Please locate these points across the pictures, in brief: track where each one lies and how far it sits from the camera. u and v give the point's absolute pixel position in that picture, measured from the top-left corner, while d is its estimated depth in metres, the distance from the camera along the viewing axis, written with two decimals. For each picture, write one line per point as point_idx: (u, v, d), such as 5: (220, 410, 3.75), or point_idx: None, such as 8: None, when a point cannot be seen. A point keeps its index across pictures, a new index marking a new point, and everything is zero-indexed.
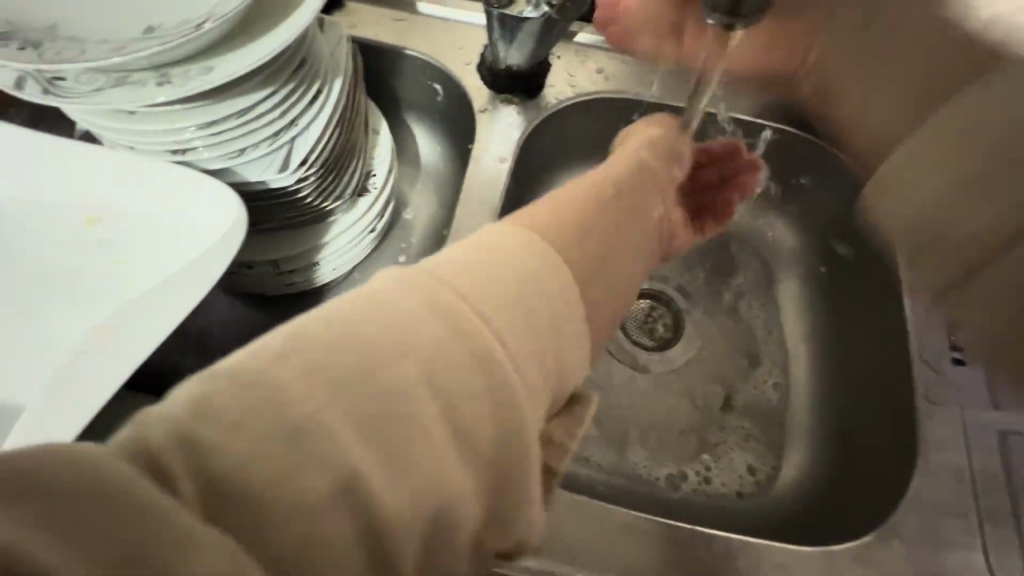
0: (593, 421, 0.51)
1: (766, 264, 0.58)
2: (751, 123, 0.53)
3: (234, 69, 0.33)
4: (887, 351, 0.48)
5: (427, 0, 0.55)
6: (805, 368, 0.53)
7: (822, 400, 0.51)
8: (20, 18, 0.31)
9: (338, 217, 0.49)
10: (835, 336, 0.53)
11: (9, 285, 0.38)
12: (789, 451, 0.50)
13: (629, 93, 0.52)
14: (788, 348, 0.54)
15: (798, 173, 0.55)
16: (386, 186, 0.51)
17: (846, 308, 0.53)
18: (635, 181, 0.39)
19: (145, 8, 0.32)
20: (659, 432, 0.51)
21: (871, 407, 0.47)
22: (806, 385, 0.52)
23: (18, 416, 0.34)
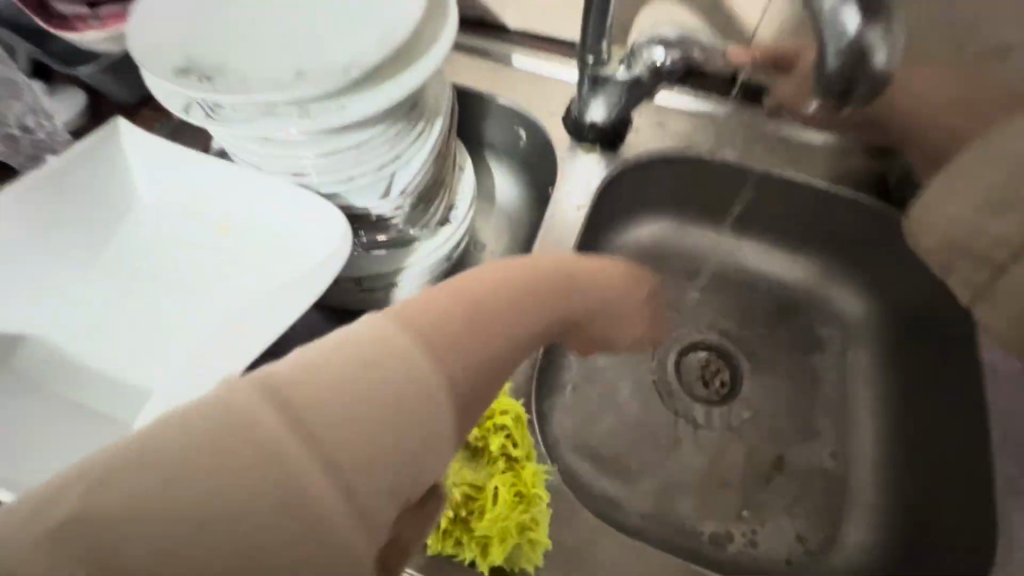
0: (641, 467, 0.51)
1: (830, 329, 0.57)
2: (829, 189, 0.53)
3: (363, 109, 0.37)
4: (964, 432, 0.46)
5: (520, 53, 0.59)
6: (866, 440, 0.52)
7: (885, 475, 0.50)
8: (199, 56, 0.37)
9: (420, 242, 0.52)
10: (902, 410, 0.52)
11: (145, 278, 0.43)
12: (845, 525, 0.49)
13: (705, 151, 0.54)
14: (850, 416, 0.53)
15: (870, 242, 0.54)
16: (465, 220, 0.54)
17: (917, 382, 0.51)
18: (511, 294, 0.27)
19: (296, 52, 0.38)
20: (707, 487, 0.50)
21: (945, 489, 0.45)
22: (867, 457, 0.51)
23: (147, 396, 0.39)
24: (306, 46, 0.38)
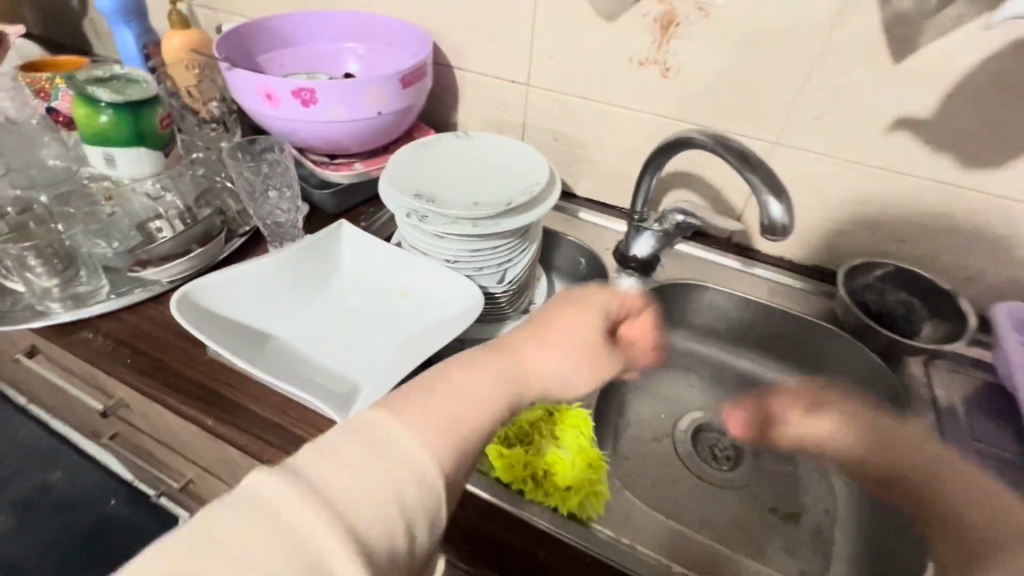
0: (666, 507, 0.66)
1: None
2: (796, 316, 0.76)
3: (508, 226, 0.63)
4: None
5: (585, 212, 0.89)
6: (844, 505, 0.67)
7: (859, 531, 0.64)
8: (421, 188, 0.65)
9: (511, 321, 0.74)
10: (867, 482, 0.67)
11: (347, 316, 0.65)
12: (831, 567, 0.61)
13: (710, 284, 0.80)
14: (831, 489, 0.68)
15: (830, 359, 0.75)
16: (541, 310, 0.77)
17: None
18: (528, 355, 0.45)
19: (474, 191, 0.66)
20: (718, 528, 0.65)
21: (896, 525, 0.58)
22: (845, 517, 0.65)
23: (349, 384, 0.57)
24: (479, 189, 0.66)
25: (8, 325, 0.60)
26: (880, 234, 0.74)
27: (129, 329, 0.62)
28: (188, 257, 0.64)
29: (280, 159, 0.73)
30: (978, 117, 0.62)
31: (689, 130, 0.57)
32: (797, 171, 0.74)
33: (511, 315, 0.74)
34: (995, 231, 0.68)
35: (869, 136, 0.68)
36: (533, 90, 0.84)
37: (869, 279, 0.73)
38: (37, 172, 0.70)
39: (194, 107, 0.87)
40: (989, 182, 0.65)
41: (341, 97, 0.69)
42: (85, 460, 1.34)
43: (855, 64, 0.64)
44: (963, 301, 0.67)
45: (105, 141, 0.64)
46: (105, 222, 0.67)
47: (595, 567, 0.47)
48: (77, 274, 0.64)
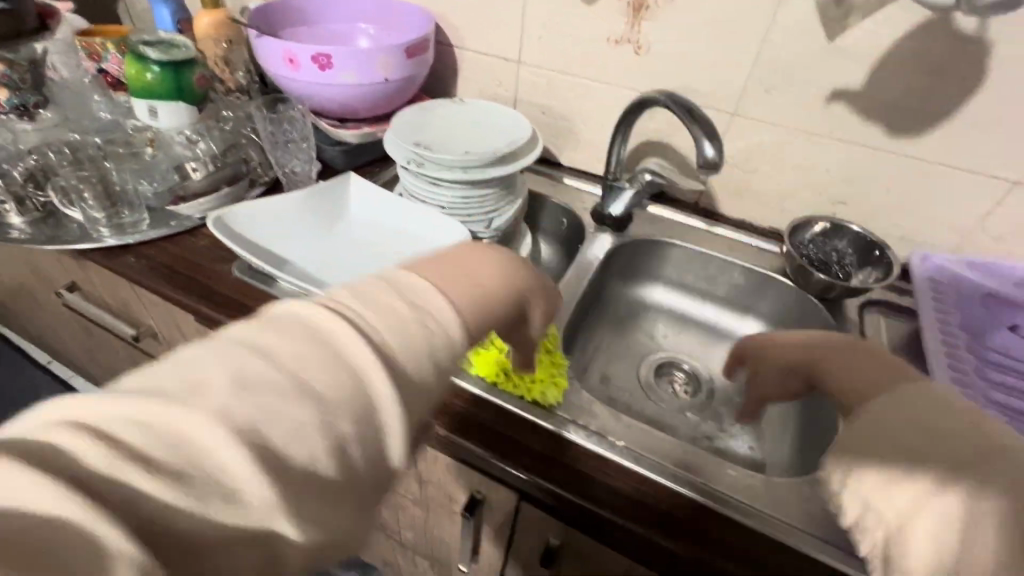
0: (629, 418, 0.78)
1: None
2: (745, 266, 0.86)
3: (493, 173, 0.73)
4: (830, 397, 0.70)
5: (568, 177, 0.99)
6: (777, 423, 0.78)
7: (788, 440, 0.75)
8: (419, 141, 0.75)
9: None
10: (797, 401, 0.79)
11: (358, 248, 0.75)
12: (764, 470, 0.73)
13: (676, 240, 0.89)
14: (768, 410, 0.80)
15: (771, 303, 0.86)
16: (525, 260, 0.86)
17: (809, 386, 0.78)
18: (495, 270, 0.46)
19: (465, 145, 0.76)
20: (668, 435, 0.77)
21: (825, 428, 0.69)
22: (777, 432, 0.77)
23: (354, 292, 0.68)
24: (469, 144, 0.76)
25: (64, 245, 0.70)
26: (826, 197, 0.84)
27: (160, 250, 0.71)
28: (219, 194, 0.75)
29: (296, 116, 0.84)
30: (901, 88, 0.72)
31: (651, 90, 0.67)
32: (752, 140, 0.84)
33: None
34: (923, 192, 0.78)
35: (812, 108, 0.78)
36: (524, 67, 0.94)
37: (810, 236, 0.81)
38: (89, 122, 0.82)
39: (222, 78, 0.96)
40: (913, 147, 0.75)
41: (353, 63, 0.80)
42: None
43: (799, 41, 0.74)
44: (891, 251, 0.77)
45: (149, 94, 0.75)
46: (147, 164, 0.78)
47: (555, 442, 0.57)
48: (122, 211, 0.74)
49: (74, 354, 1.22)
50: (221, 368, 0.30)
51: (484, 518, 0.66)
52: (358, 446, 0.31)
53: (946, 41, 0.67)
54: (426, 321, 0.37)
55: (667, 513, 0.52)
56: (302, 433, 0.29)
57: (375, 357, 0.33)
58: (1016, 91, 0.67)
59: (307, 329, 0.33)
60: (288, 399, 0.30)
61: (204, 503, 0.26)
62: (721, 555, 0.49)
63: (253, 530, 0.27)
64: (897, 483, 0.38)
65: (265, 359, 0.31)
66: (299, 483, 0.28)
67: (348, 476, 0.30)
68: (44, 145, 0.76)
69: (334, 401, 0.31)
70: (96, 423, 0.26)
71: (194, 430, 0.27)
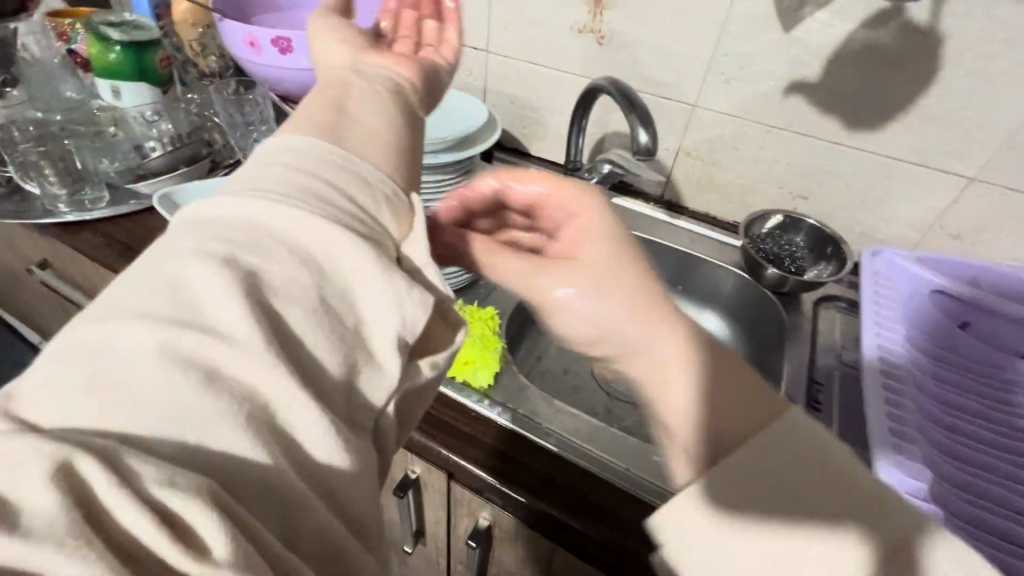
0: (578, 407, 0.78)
1: None
2: (701, 258, 0.86)
3: (446, 159, 0.73)
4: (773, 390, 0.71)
5: (536, 168, 0.99)
6: None
7: None
8: None
9: None
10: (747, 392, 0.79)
11: None
12: None
13: (638, 232, 0.89)
14: None
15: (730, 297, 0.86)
16: None
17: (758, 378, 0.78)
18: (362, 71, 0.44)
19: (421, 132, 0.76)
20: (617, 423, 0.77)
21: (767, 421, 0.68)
22: None
23: None
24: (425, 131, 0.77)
25: (22, 220, 0.71)
26: (787, 191, 0.84)
27: (116, 228, 0.72)
28: (175, 174, 0.76)
29: (263, 102, 0.85)
30: (857, 80, 0.71)
31: (600, 78, 0.67)
32: (714, 132, 0.83)
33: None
34: (883, 188, 0.77)
35: (773, 99, 0.77)
36: (492, 55, 0.94)
37: (767, 228, 0.82)
38: (54, 100, 0.83)
39: (196, 62, 0.96)
40: (871, 141, 0.74)
41: None
42: None
43: (757, 31, 0.73)
44: (845, 245, 0.77)
45: (114, 74, 0.78)
46: (109, 142, 0.79)
47: (482, 422, 0.57)
48: (84, 189, 0.75)
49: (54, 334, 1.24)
50: (133, 283, 0.29)
51: (422, 498, 0.67)
52: (316, 280, 0.30)
53: (900, 32, 0.66)
54: (340, 168, 0.35)
55: (584, 492, 0.52)
56: (229, 295, 0.28)
57: (306, 215, 0.32)
58: (970, 85, 0.66)
59: (215, 217, 0.32)
60: (206, 274, 0.28)
61: (160, 428, 0.25)
62: (639, 538, 0.49)
63: (211, 389, 0.26)
64: (744, 545, 0.32)
65: (179, 255, 0.30)
66: (245, 333, 0.27)
67: (303, 304, 0.30)
68: (9, 122, 0.77)
69: (269, 256, 0.30)
70: (39, 377, 0.26)
71: (116, 352, 0.26)
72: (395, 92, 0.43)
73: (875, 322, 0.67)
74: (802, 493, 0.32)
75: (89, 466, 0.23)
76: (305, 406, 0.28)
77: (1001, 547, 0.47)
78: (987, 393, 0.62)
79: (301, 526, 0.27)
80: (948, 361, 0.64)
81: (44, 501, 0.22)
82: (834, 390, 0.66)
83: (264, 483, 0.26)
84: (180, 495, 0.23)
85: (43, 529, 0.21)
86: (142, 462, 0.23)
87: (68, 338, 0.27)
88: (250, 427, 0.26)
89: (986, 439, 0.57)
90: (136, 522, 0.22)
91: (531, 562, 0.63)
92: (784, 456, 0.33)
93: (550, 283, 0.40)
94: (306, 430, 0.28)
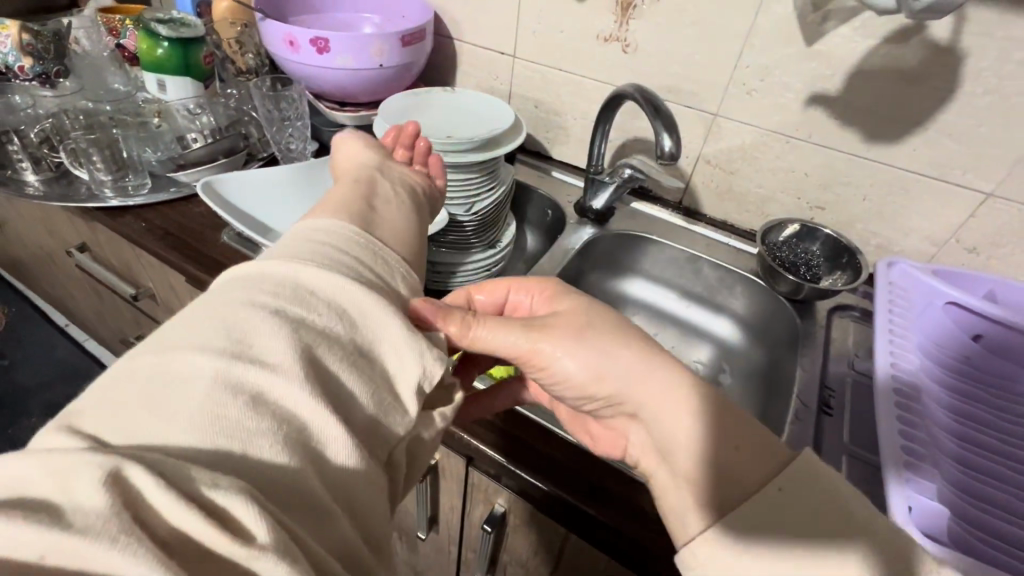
0: None
1: (722, 359, 0.89)
2: (716, 263, 0.87)
3: (474, 158, 0.76)
4: (782, 395, 0.72)
5: (557, 171, 1.02)
6: None
7: None
8: (406, 125, 0.79)
9: (476, 255, 0.83)
10: (757, 395, 0.80)
11: None
12: None
13: (654, 236, 0.91)
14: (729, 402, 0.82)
15: (743, 302, 0.87)
16: (505, 248, 0.87)
17: (769, 381, 0.79)
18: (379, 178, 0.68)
19: (450, 132, 0.79)
20: None
21: (771, 423, 0.70)
22: None
23: None
24: (455, 131, 0.80)
25: (70, 204, 0.75)
26: (805, 202, 0.85)
27: (154, 213, 0.76)
28: (215, 164, 0.80)
29: (297, 97, 0.87)
30: (877, 94, 0.73)
31: (626, 84, 0.69)
32: (734, 141, 0.85)
33: (476, 246, 0.83)
34: (900, 200, 0.78)
35: (793, 111, 0.79)
36: (519, 61, 0.97)
37: (784, 237, 0.84)
38: (104, 92, 0.89)
39: (233, 60, 0.99)
40: (890, 154, 0.76)
41: (350, 49, 0.84)
42: (98, 368, 1.48)
43: (780, 44, 0.75)
44: (861, 255, 0.79)
45: (160, 68, 0.82)
46: (153, 132, 0.84)
47: (502, 411, 0.59)
48: (128, 175, 0.79)
49: (85, 315, 1.29)
50: (185, 331, 0.36)
51: (439, 484, 0.70)
52: (347, 325, 0.39)
53: (920, 49, 0.68)
54: (365, 252, 0.47)
55: (601, 482, 0.53)
56: (273, 337, 0.35)
57: (328, 273, 0.41)
58: (991, 101, 0.67)
59: (258, 282, 0.40)
60: (257, 322, 0.36)
61: (206, 437, 0.30)
62: (650, 527, 0.51)
63: (254, 408, 0.32)
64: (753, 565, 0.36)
65: (230, 309, 0.37)
66: (284, 363, 0.34)
67: (339, 349, 0.37)
68: (60, 111, 0.82)
69: (310, 309, 0.38)
70: (100, 404, 0.32)
71: (166, 380, 0.32)
72: (410, 196, 0.67)
73: (888, 331, 0.69)
74: (808, 515, 0.37)
75: (134, 470, 0.27)
76: (332, 422, 0.34)
77: (1005, 550, 0.48)
78: (1001, 405, 0.63)
79: (320, 521, 0.32)
80: (960, 372, 0.65)
81: (96, 501, 0.26)
82: (846, 396, 0.68)
83: (290, 490, 0.31)
84: (221, 491, 0.27)
85: (99, 525, 0.25)
86: (188, 467, 0.28)
87: (124, 373, 0.34)
88: (284, 440, 0.32)
89: (999, 449, 0.58)
90: (184, 518, 0.26)
91: (543, 550, 0.65)
92: (792, 490, 0.39)
93: (549, 345, 0.46)
94: (329, 446, 0.33)
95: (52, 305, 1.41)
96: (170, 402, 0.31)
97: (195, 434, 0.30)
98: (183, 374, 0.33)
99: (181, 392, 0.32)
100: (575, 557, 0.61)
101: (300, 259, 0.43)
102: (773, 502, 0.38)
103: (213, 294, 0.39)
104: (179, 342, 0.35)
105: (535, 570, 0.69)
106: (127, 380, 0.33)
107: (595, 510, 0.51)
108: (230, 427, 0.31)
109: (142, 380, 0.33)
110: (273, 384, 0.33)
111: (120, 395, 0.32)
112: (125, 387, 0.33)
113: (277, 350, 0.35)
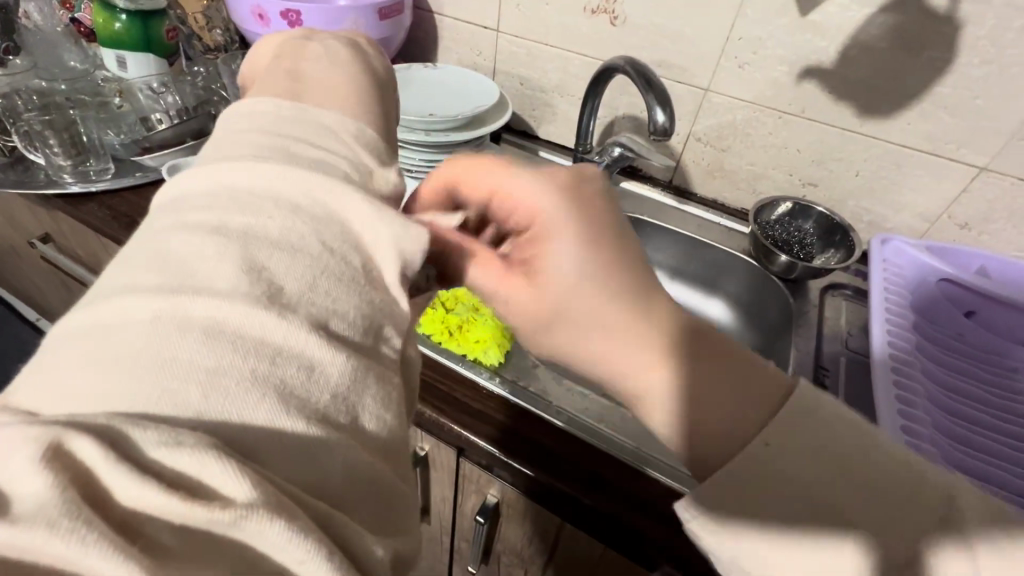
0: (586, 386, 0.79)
1: None
2: (706, 243, 0.86)
3: (457, 137, 0.73)
4: (776, 376, 0.71)
5: (543, 150, 0.99)
6: None
7: None
8: None
9: None
10: None
11: None
12: None
13: (645, 217, 0.89)
14: None
15: (733, 283, 0.86)
16: None
17: (762, 362, 0.79)
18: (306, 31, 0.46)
19: (432, 109, 0.76)
20: None
21: None
22: None
23: None
24: (437, 108, 0.76)
25: (27, 190, 0.70)
26: (796, 178, 0.83)
27: (121, 200, 0.71)
28: (183, 147, 0.76)
29: None
30: (872, 67, 0.71)
31: (617, 57, 0.66)
32: (725, 117, 0.83)
33: None
34: (894, 177, 0.77)
35: (785, 84, 0.77)
36: (502, 35, 0.93)
37: (776, 215, 0.83)
38: (60, 70, 0.83)
39: (200, 36, 0.91)
40: (884, 129, 0.74)
41: (325, 22, 0.79)
42: None
43: (775, 15, 0.73)
44: (854, 233, 0.78)
45: (118, 44, 0.77)
46: (114, 113, 0.79)
47: (495, 400, 0.57)
48: (88, 160, 0.74)
49: (52, 307, 1.23)
50: (131, 254, 0.26)
51: (429, 475, 0.68)
52: (313, 224, 0.28)
53: (919, 19, 0.66)
54: (320, 133, 0.34)
55: (596, 471, 0.52)
56: (222, 256, 0.25)
57: (287, 164, 0.30)
58: (987, 74, 0.66)
59: (205, 185, 0.29)
60: (208, 235, 0.26)
61: (158, 391, 0.21)
62: (649, 517, 0.49)
63: (211, 346, 0.22)
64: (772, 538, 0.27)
65: (172, 224, 0.27)
66: (237, 283, 0.24)
67: (320, 264, 0.27)
68: (11, 91, 0.75)
69: (263, 211, 0.27)
70: (38, 362, 0.24)
71: (106, 322, 0.23)
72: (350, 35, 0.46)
73: (883, 309, 0.68)
74: (819, 499, 0.27)
75: (78, 442, 0.19)
76: (320, 345, 0.24)
77: None
78: (994, 381, 0.62)
79: (331, 471, 0.23)
80: (951, 348, 0.65)
81: (30, 489, 0.18)
82: (840, 376, 0.67)
83: (282, 437, 0.22)
84: (186, 453, 0.19)
85: (33, 514, 0.18)
86: (139, 428, 0.20)
87: (66, 318, 0.25)
88: (258, 379, 0.22)
89: (993, 426, 0.57)
90: (142, 492, 0.19)
91: (536, 539, 0.64)
92: (786, 455, 0.28)
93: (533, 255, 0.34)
94: (324, 375, 0.24)
95: (13, 294, 1.35)
96: (113, 346, 0.22)
97: (142, 388, 0.21)
98: (126, 312, 0.23)
99: (125, 332, 0.23)
100: (569, 546, 0.60)
101: (251, 149, 0.31)
102: (783, 486, 0.27)
103: (158, 209, 0.29)
104: (122, 271, 0.26)
105: (527, 558, 0.68)
106: (68, 326, 0.24)
107: (592, 501, 0.50)
108: (188, 373, 0.22)
109: (79, 327, 0.24)
110: (237, 312, 0.23)
111: (60, 345, 0.24)
112: (67, 334, 0.24)
113: (242, 269, 0.25)
